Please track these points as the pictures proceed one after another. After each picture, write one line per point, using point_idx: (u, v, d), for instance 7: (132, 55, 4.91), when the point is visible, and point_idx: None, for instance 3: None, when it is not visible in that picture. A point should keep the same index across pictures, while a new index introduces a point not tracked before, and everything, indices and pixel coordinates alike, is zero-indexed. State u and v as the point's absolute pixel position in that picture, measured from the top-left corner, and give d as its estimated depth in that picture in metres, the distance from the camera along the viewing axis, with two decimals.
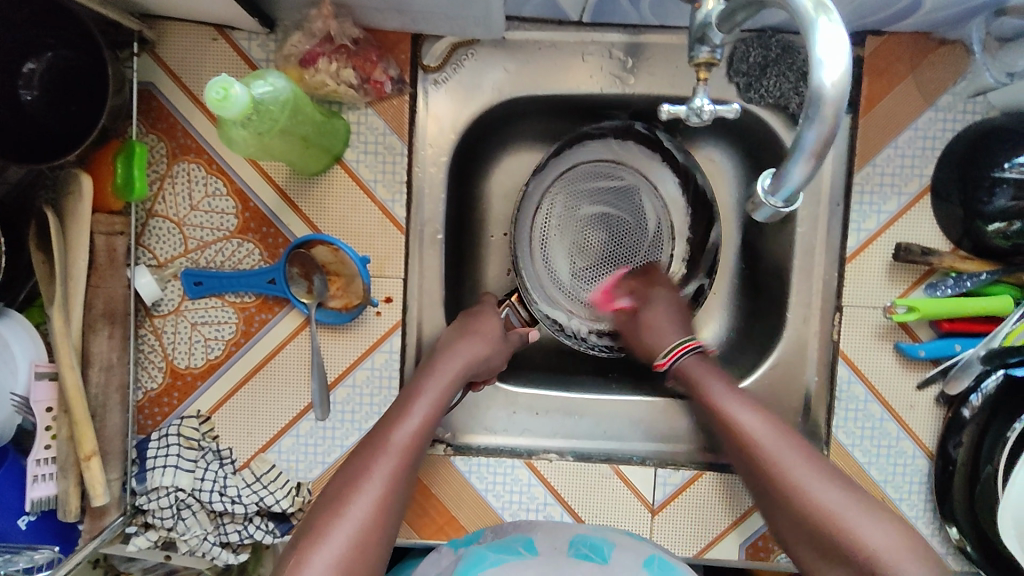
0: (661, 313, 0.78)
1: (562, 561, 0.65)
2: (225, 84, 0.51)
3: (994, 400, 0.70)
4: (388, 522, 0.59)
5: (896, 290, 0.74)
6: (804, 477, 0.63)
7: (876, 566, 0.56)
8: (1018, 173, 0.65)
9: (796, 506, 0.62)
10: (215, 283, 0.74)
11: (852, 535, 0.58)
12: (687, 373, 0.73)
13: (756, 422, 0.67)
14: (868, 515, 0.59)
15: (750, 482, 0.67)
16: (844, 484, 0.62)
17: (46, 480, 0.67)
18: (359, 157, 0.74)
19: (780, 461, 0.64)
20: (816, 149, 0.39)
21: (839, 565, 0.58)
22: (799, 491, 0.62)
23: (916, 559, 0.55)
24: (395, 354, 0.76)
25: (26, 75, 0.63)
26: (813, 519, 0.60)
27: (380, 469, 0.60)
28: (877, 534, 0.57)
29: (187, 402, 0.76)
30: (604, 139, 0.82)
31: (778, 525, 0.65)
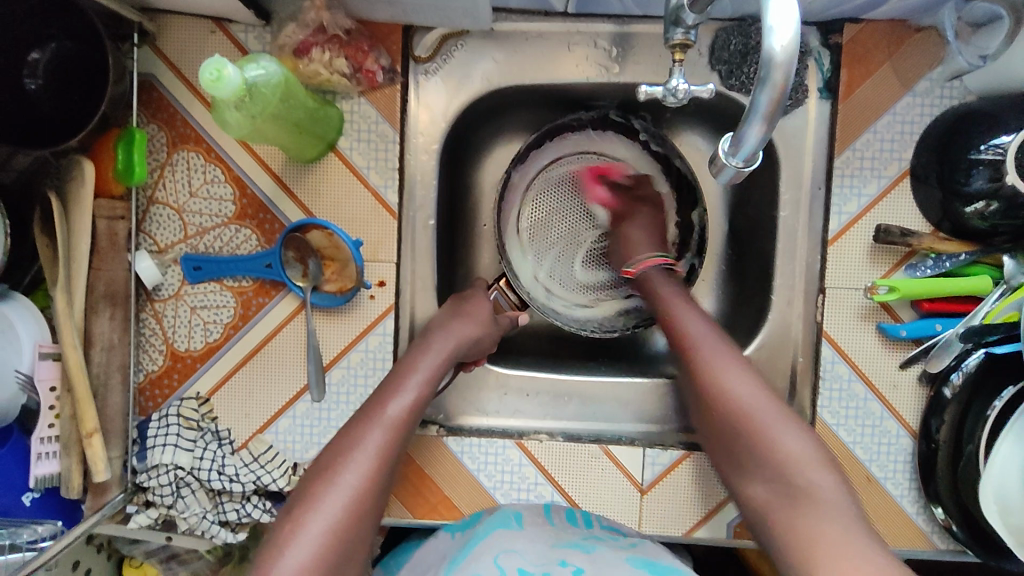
0: (640, 229, 0.82)
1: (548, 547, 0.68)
2: (219, 65, 0.54)
3: (975, 377, 0.71)
4: (379, 490, 0.61)
5: (877, 271, 0.75)
6: (732, 380, 0.64)
7: (789, 467, 0.59)
8: (995, 154, 0.65)
9: (721, 413, 0.64)
10: (214, 267, 0.76)
11: (770, 438, 0.60)
12: (648, 284, 0.76)
13: (701, 324, 0.69)
14: (787, 422, 0.62)
15: (686, 378, 0.69)
16: (766, 387, 0.65)
17: (49, 459, 0.69)
18: (352, 145, 0.76)
19: (710, 367, 0.66)
20: (767, 113, 0.42)
21: (750, 466, 0.61)
22: (721, 395, 0.64)
23: (824, 467, 0.59)
24: (388, 337, 0.78)
25: (31, 63, 0.66)
26: (735, 422, 0.63)
27: (371, 440, 0.62)
28: (796, 439, 0.60)
29: (186, 384, 0.78)
30: (584, 131, 0.86)
31: (705, 432, 0.68)
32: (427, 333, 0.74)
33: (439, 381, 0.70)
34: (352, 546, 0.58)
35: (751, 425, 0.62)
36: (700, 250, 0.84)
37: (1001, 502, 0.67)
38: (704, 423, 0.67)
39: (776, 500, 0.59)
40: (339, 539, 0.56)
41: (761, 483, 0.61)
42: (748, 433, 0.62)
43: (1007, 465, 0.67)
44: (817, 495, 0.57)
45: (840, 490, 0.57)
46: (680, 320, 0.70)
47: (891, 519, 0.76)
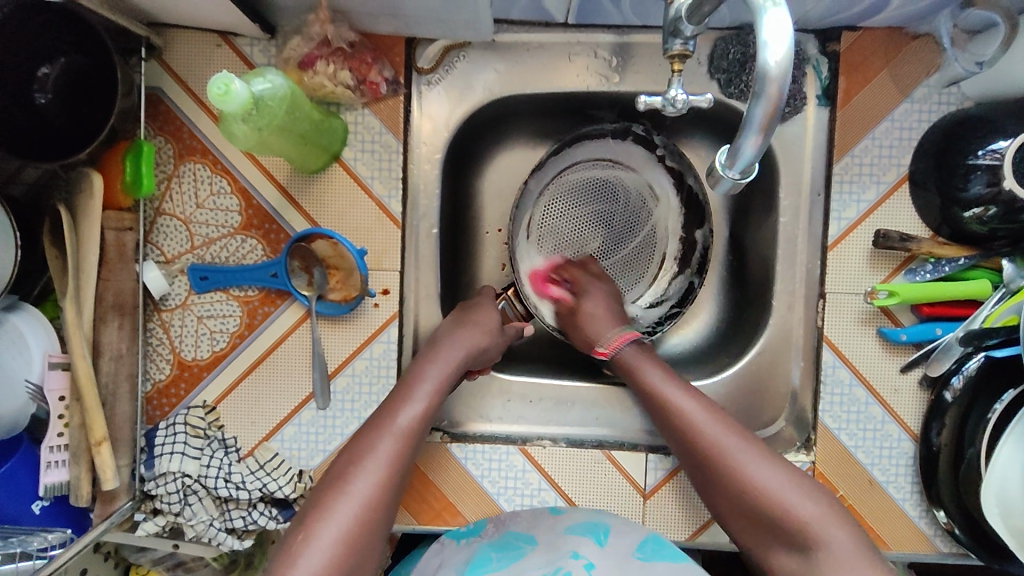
0: (601, 301, 0.81)
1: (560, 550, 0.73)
2: (227, 80, 0.55)
3: (975, 381, 0.71)
4: (389, 500, 0.62)
5: (877, 276, 0.76)
6: (742, 457, 0.66)
7: (811, 536, 0.60)
8: (992, 160, 0.66)
9: (732, 490, 0.65)
10: (220, 277, 0.77)
11: (789, 510, 0.62)
12: (629, 365, 0.76)
13: (691, 401, 0.70)
14: (804, 494, 0.63)
15: (681, 452, 0.70)
16: (776, 460, 0.66)
17: (58, 467, 0.70)
18: (356, 155, 0.77)
19: (715, 445, 0.67)
20: (763, 125, 0.43)
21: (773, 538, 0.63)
22: (731, 471, 0.65)
23: (841, 529, 0.60)
24: (393, 345, 0.78)
25: (41, 78, 0.66)
26: (750, 497, 0.64)
27: (383, 449, 0.63)
28: (813, 508, 0.62)
29: (193, 393, 0.79)
30: (602, 139, 0.85)
31: (712, 503, 0.68)
32: (434, 342, 0.75)
33: (447, 390, 0.71)
34: (364, 556, 0.58)
35: (762, 501, 0.63)
36: (701, 267, 0.86)
37: (1003, 505, 0.68)
38: (710, 498, 0.68)
39: (800, 567, 0.61)
40: (352, 548, 0.57)
41: (787, 553, 0.62)
42: (759, 508, 0.63)
43: (1008, 466, 0.68)
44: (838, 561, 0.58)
45: (858, 548, 0.59)
46: (672, 396, 0.71)
47: (896, 523, 0.76)
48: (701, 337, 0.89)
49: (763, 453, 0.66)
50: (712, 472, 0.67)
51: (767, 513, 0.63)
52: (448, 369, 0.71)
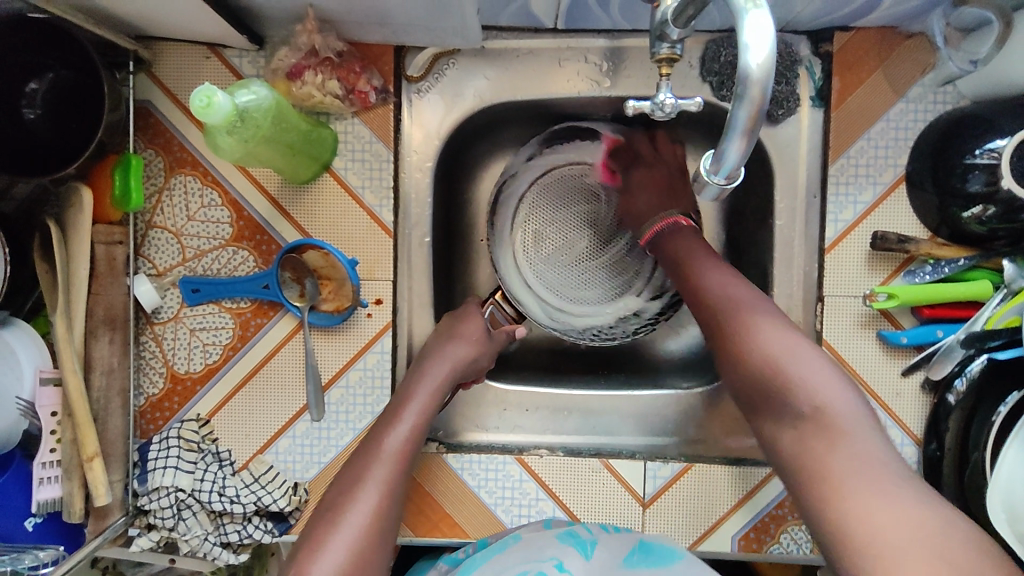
0: (643, 190, 0.77)
1: (543, 553, 0.67)
2: (209, 91, 0.53)
3: (978, 383, 0.70)
4: (388, 525, 0.61)
5: (876, 278, 0.75)
6: (760, 325, 0.59)
7: (824, 413, 0.53)
8: (990, 159, 0.65)
9: (743, 360, 0.58)
10: (212, 289, 0.77)
11: (798, 380, 0.55)
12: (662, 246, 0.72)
13: (721, 275, 0.65)
14: (818, 362, 0.56)
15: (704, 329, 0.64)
16: (794, 329, 0.59)
17: (51, 483, 0.70)
18: (347, 165, 0.76)
19: (735, 312, 0.60)
20: (747, 128, 0.43)
21: (775, 413, 0.56)
22: (746, 335, 0.59)
23: (855, 407, 0.54)
24: (387, 355, 0.78)
25: (30, 94, 0.68)
26: (767, 363, 0.56)
27: (376, 474, 0.63)
28: (831, 381, 0.55)
29: (186, 406, 0.78)
30: (573, 142, 0.84)
31: (740, 389, 0.59)
32: (428, 353, 0.74)
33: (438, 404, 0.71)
34: None
35: (778, 380, 0.55)
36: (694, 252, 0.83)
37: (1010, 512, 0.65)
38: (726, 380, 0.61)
39: (797, 441, 0.54)
40: None
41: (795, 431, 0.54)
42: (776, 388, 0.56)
43: (1013, 469, 0.65)
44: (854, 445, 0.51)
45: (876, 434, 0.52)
46: (703, 272, 0.66)
47: None
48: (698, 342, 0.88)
49: (792, 329, 0.59)
50: (733, 352, 0.59)
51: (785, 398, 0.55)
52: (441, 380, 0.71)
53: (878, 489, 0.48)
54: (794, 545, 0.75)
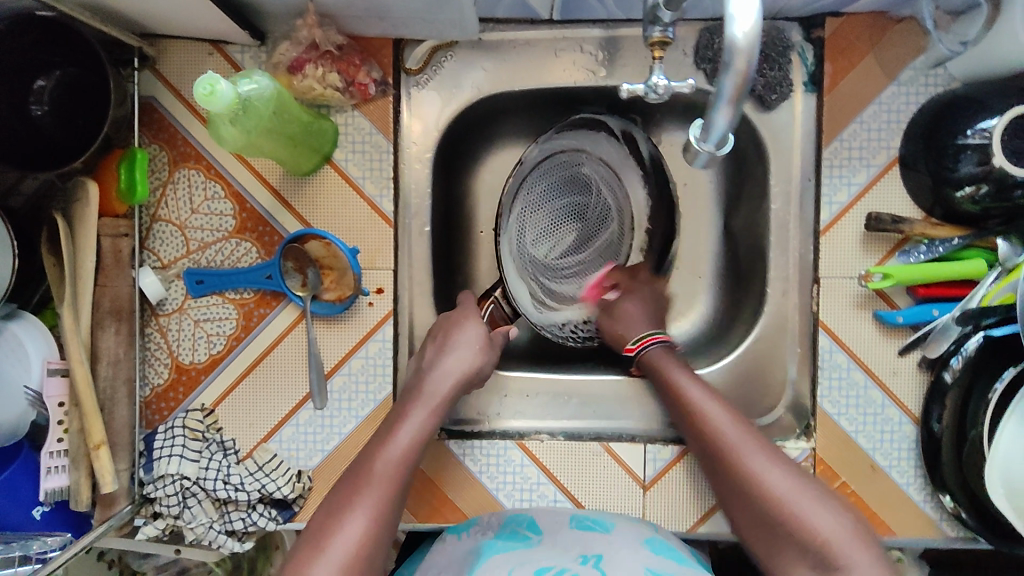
0: (634, 304, 0.81)
1: (566, 543, 0.67)
2: (212, 79, 0.54)
3: (974, 361, 0.71)
4: (376, 555, 0.60)
5: (871, 259, 0.75)
6: (763, 469, 0.65)
7: (833, 554, 0.58)
8: (981, 139, 0.66)
9: (757, 507, 0.64)
10: (215, 281, 0.78)
11: (809, 525, 0.60)
12: (654, 368, 0.76)
13: (718, 408, 0.70)
14: (821, 505, 0.62)
15: (711, 466, 0.70)
16: (796, 470, 0.65)
17: (59, 472, 0.71)
18: (347, 157, 0.78)
19: (734, 455, 0.67)
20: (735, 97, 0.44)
21: (789, 556, 0.61)
22: (754, 495, 0.64)
23: (860, 548, 0.58)
24: (388, 343, 0.79)
25: (37, 91, 0.69)
26: (778, 520, 0.62)
27: (362, 503, 0.62)
28: (831, 524, 0.60)
29: (191, 396, 0.80)
30: (580, 131, 0.84)
31: (746, 527, 0.66)
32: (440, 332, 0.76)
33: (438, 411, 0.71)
34: None
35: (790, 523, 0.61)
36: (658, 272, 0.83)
37: (1008, 487, 0.67)
38: (740, 520, 0.67)
39: None
40: None
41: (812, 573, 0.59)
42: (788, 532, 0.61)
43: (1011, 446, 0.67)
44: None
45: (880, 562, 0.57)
46: (699, 402, 0.71)
47: (898, 507, 0.76)
48: (697, 328, 0.88)
49: (791, 473, 0.65)
50: (744, 494, 0.65)
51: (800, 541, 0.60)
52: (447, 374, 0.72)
53: None
54: None
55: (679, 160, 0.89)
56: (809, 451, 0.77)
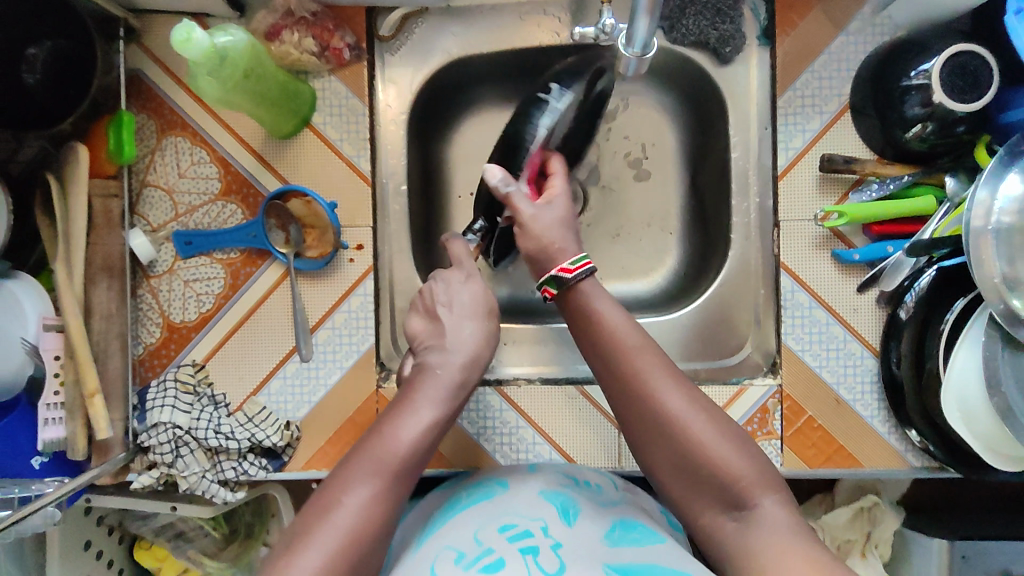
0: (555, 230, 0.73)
1: (528, 509, 0.63)
2: (188, 27, 0.59)
3: (927, 295, 0.74)
4: (366, 557, 0.57)
5: (828, 200, 0.79)
6: (681, 409, 0.61)
7: (746, 495, 0.58)
8: (923, 79, 0.70)
9: (671, 444, 0.61)
10: (204, 241, 0.82)
11: (726, 467, 0.59)
12: (570, 289, 0.70)
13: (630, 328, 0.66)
14: (737, 450, 0.60)
15: (615, 387, 0.65)
16: (711, 411, 0.63)
17: (56, 423, 0.75)
18: (326, 120, 0.81)
19: (652, 389, 0.62)
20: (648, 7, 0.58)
21: (698, 492, 0.60)
22: (672, 432, 0.61)
23: (769, 493, 0.59)
24: (369, 297, 0.82)
25: (29, 58, 0.71)
26: (693, 458, 0.60)
27: (354, 499, 0.58)
28: (748, 467, 0.59)
29: (182, 353, 0.83)
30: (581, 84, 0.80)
31: (651, 461, 0.63)
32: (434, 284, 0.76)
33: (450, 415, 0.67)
34: None
35: (705, 459, 0.60)
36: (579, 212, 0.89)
37: (963, 408, 0.70)
38: (639, 443, 0.64)
39: (732, 529, 0.58)
40: None
41: (723, 515, 0.59)
42: (701, 468, 0.60)
43: (966, 371, 0.69)
44: (770, 524, 0.56)
45: (788, 509, 0.58)
46: (616, 323, 0.66)
47: (862, 438, 0.79)
48: (668, 281, 0.92)
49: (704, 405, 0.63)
50: (657, 420, 0.62)
51: (713, 477, 0.59)
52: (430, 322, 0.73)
53: (790, 547, 0.54)
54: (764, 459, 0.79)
55: (646, 120, 0.92)
56: (776, 387, 0.80)
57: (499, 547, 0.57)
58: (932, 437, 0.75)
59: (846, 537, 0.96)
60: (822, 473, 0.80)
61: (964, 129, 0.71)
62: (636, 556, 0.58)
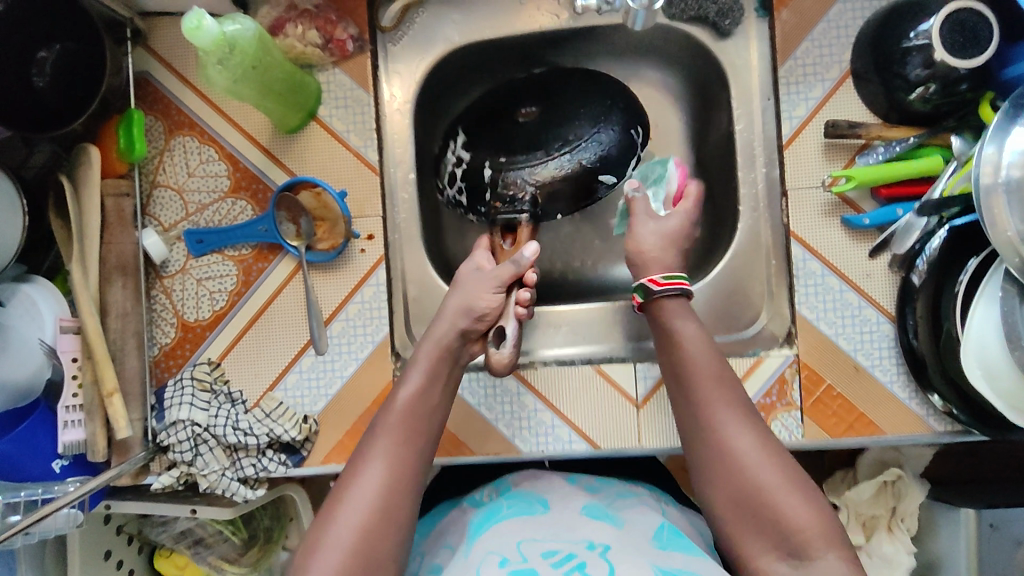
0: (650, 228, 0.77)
1: (573, 527, 0.62)
2: (198, 15, 0.60)
3: (939, 261, 0.73)
4: (396, 533, 0.60)
5: (835, 165, 0.79)
6: (747, 446, 0.61)
7: (806, 544, 0.56)
8: (924, 39, 0.70)
9: (735, 481, 0.60)
10: (215, 239, 0.82)
11: (785, 513, 0.57)
12: (659, 320, 0.72)
13: (701, 356, 0.67)
14: (796, 491, 0.58)
15: (688, 418, 0.66)
16: (783, 454, 0.61)
17: (75, 426, 0.75)
18: (331, 112, 0.82)
19: (724, 423, 0.63)
20: None
21: (754, 534, 0.59)
22: (737, 469, 0.60)
23: (834, 547, 0.55)
24: (382, 287, 0.82)
25: (39, 61, 0.72)
26: (755, 499, 0.59)
27: (370, 477, 0.61)
28: (811, 515, 0.57)
29: (198, 352, 0.83)
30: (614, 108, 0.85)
31: (710, 495, 0.62)
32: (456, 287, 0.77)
33: (448, 393, 0.71)
34: (375, 565, 0.58)
35: (765, 503, 0.58)
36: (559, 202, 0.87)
37: (985, 368, 0.67)
38: (704, 479, 0.63)
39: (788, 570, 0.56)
40: (353, 562, 0.57)
41: (777, 559, 0.57)
42: (760, 512, 0.58)
43: (984, 329, 0.67)
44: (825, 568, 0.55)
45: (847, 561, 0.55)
46: (690, 353, 0.67)
47: (884, 405, 0.78)
48: None
49: (775, 447, 0.62)
50: (722, 454, 0.62)
51: (770, 522, 0.58)
52: (457, 297, 0.73)
53: None
54: (785, 432, 0.78)
55: (649, 100, 0.94)
56: (792, 357, 0.79)
57: (547, 565, 0.55)
58: (958, 403, 0.73)
59: (869, 513, 0.94)
60: (844, 442, 0.79)
61: (966, 87, 0.72)
62: (682, 562, 0.57)
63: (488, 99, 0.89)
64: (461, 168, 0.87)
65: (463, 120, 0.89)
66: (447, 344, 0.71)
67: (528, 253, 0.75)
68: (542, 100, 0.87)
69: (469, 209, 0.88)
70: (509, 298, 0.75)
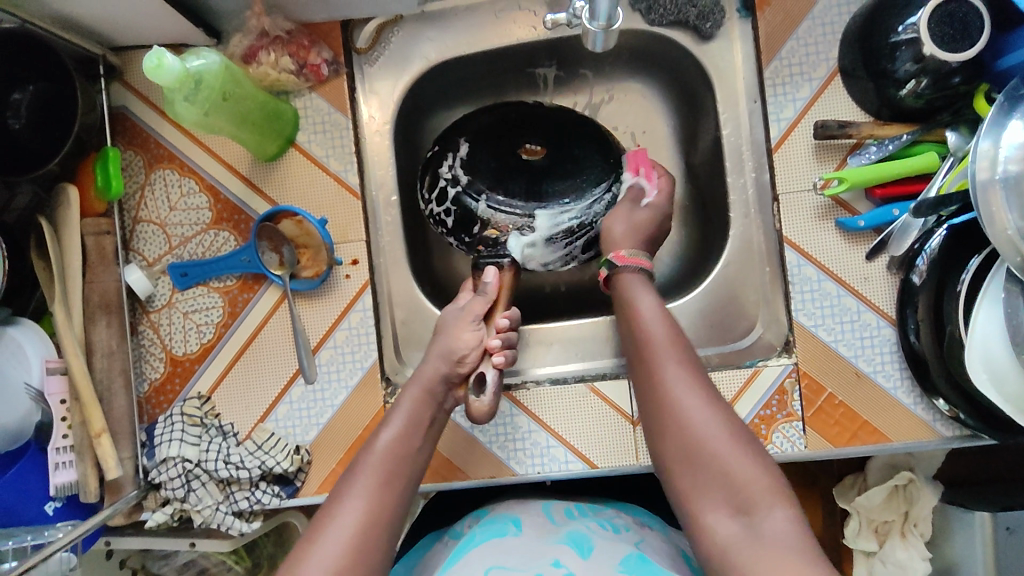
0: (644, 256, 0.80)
1: (538, 551, 0.63)
2: (158, 54, 0.60)
3: (939, 259, 0.69)
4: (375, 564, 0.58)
5: (827, 167, 0.77)
6: (698, 403, 0.62)
7: (751, 502, 0.56)
8: (912, 33, 0.67)
9: (683, 437, 0.61)
10: (199, 271, 0.81)
11: (733, 471, 0.57)
12: (623, 289, 0.73)
13: (657, 320, 0.69)
14: (744, 450, 0.59)
15: (641, 379, 0.67)
16: (732, 416, 0.62)
17: (67, 467, 0.74)
18: (310, 138, 0.81)
19: (673, 385, 0.64)
20: None
21: (702, 489, 0.59)
22: (687, 427, 0.61)
23: (780, 505, 0.55)
24: (369, 312, 0.81)
25: (14, 104, 0.72)
26: (703, 454, 0.59)
27: (347, 517, 0.60)
28: (756, 473, 0.57)
29: (187, 386, 0.82)
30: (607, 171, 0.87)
31: (663, 452, 0.63)
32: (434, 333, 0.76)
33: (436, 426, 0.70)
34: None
35: (714, 457, 0.59)
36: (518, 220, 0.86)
37: (992, 371, 0.64)
38: (657, 435, 0.64)
39: (737, 531, 0.55)
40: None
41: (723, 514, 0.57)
42: (709, 468, 0.59)
43: (987, 329, 0.64)
44: (774, 533, 0.53)
45: (795, 520, 0.54)
46: (647, 318, 0.69)
47: (887, 412, 0.75)
48: (671, 268, 0.91)
49: (724, 407, 0.63)
50: (673, 412, 0.63)
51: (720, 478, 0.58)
52: (439, 342, 0.73)
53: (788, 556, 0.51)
54: (787, 443, 0.76)
55: (635, 107, 0.92)
56: (791, 366, 0.77)
57: None
58: (963, 406, 0.70)
59: (883, 518, 0.91)
60: (848, 452, 0.76)
61: (960, 79, 0.69)
62: None
63: (492, 116, 0.90)
64: (456, 187, 0.86)
65: (466, 131, 0.89)
66: (431, 389, 0.71)
67: (488, 278, 0.79)
68: (548, 139, 0.90)
69: (451, 233, 0.87)
70: (487, 329, 0.76)
